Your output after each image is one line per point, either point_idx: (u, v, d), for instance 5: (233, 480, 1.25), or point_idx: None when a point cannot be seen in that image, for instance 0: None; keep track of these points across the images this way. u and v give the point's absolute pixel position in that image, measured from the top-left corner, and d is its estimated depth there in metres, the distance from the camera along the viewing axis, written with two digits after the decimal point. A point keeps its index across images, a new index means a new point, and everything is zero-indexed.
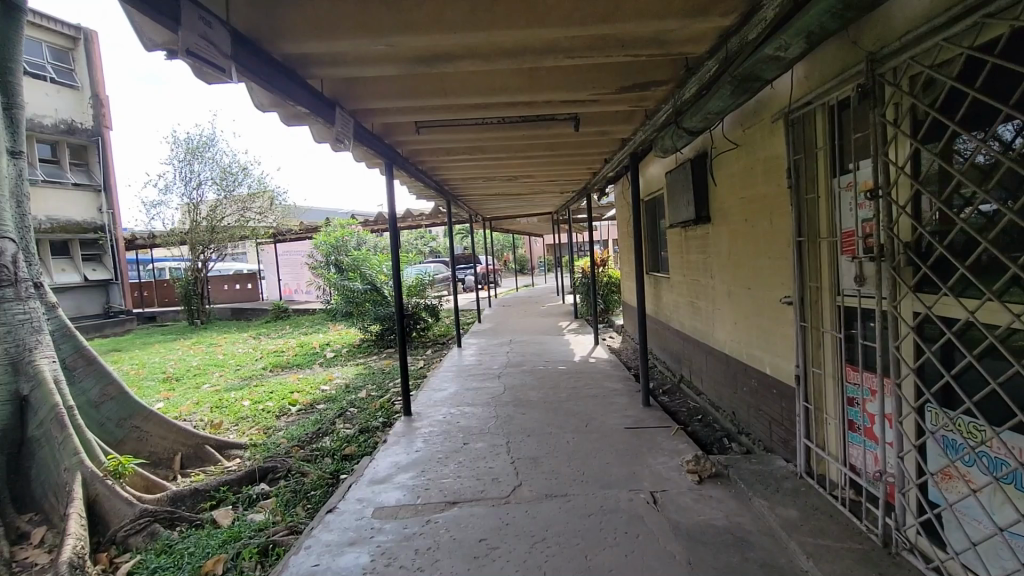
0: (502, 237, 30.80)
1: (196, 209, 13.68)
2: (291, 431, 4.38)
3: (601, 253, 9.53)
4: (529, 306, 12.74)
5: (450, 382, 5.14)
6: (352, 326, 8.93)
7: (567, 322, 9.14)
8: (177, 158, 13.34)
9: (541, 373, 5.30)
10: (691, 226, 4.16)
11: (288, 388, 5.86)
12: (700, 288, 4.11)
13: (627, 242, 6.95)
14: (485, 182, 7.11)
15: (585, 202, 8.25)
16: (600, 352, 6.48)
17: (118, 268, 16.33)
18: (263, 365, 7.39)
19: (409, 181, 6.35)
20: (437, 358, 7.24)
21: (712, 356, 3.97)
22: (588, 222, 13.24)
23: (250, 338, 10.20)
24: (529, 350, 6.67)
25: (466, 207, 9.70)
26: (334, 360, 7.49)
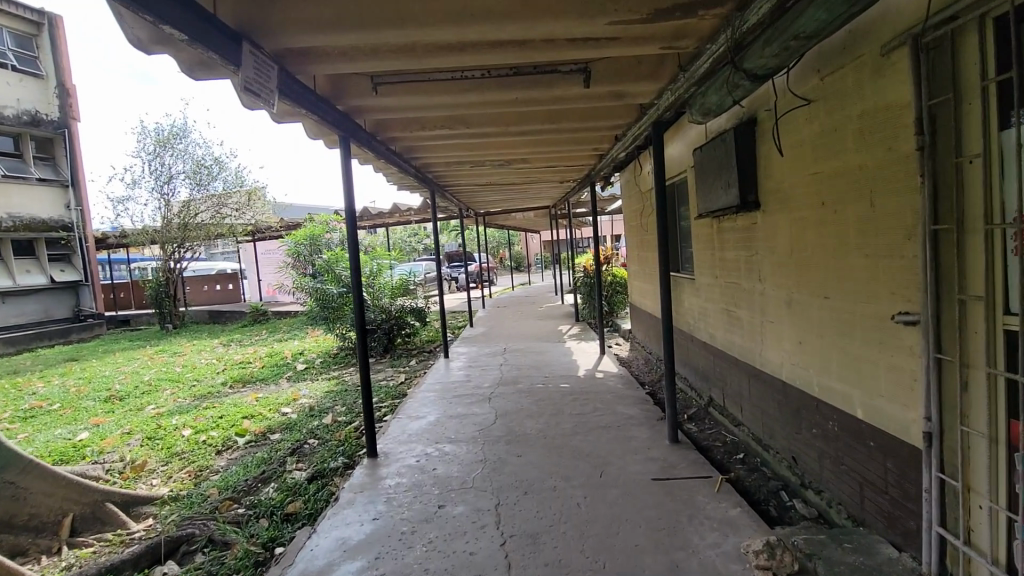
0: (497, 234, 29.94)
1: (167, 205, 12.74)
2: (227, 477, 3.49)
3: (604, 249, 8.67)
4: (526, 307, 11.87)
5: (431, 407, 4.26)
6: (327, 333, 8.04)
7: (567, 326, 8.28)
8: (146, 150, 12.37)
9: (540, 394, 4.43)
10: (728, 216, 3.30)
11: (240, 411, 4.96)
12: (741, 294, 3.26)
13: (639, 238, 6.09)
14: (474, 170, 6.21)
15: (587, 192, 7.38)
16: (607, 364, 5.62)
17: (88, 269, 15.38)
18: (222, 380, 6.49)
19: (385, 167, 5.46)
20: (421, 371, 6.36)
21: (758, 379, 3.12)
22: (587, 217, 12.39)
23: (218, 345, 9.28)
24: (525, 363, 5.80)
25: (455, 199, 8.80)
26: (304, 373, 6.60)
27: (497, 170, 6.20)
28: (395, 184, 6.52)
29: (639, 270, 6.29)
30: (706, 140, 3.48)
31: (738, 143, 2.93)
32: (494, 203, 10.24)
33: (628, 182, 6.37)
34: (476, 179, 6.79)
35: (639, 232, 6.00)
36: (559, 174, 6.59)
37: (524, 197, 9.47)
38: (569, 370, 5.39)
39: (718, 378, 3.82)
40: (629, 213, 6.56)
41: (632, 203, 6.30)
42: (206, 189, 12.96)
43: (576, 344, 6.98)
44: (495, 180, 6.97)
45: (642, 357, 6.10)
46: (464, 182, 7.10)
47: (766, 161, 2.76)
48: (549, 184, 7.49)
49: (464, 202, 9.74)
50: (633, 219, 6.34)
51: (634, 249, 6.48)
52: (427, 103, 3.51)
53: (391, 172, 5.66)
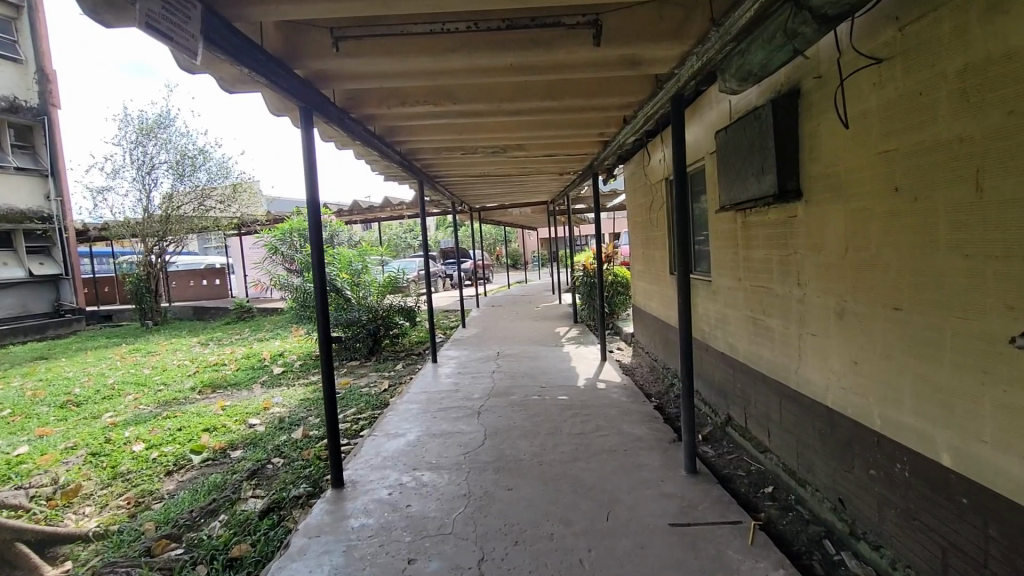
0: (494, 231, 29.48)
1: (149, 196, 12.20)
2: (169, 508, 2.97)
3: (606, 247, 8.20)
4: (522, 306, 11.36)
5: (412, 423, 3.76)
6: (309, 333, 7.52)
7: (564, 328, 7.82)
8: (126, 139, 11.75)
9: (536, 408, 3.93)
10: (759, 208, 2.82)
11: (201, 424, 4.44)
12: (772, 301, 2.78)
13: (644, 235, 5.61)
14: (467, 159, 5.69)
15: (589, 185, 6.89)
16: (609, 372, 5.15)
17: (69, 262, 14.86)
18: (191, 385, 5.97)
19: (367, 154, 4.96)
20: (407, 376, 5.86)
21: (792, 401, 2.65)
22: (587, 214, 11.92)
23: (195, 345, 8.74)
24: (519, 369, 5.32)
25: (448, 191, 8.30)
26: (280, 379, 6.08)
27: (491, 160, 5.69)
28: (381, 174, 6.01)
29: (644, 269, 5.81)
30: (734, 119, 3.00)
31: (775, 120, 2.45)
32: (489, 196, 9.71)
33: (634, 174, 5.89)
34: (469, 169, 6.28)
35: (646, 228, 5.53)
36: (559, 165, 6.10)
37: (522, 190, 8.97)
38: (567, 378, 4.92)
39: (739, 395, 3.34)
40: (634, 207, 6.08)
41: (638, 196, 5.82)
42: (190, 181, 12.42)
43: (575, 348, 6.49)
44: (491, 171, 6.47)
45: (646, 365, 5.62)
46: (457, 173, 6.58)
47: (815, 140, 2.28)
48: (548, 176, 6.98)
49: (458, 195, 9.20)
50: (639, 215, 5.86)
51: (639, 247, 6.00)
52: (408, 75, 3.02)
53: (374, 159, 5.14)
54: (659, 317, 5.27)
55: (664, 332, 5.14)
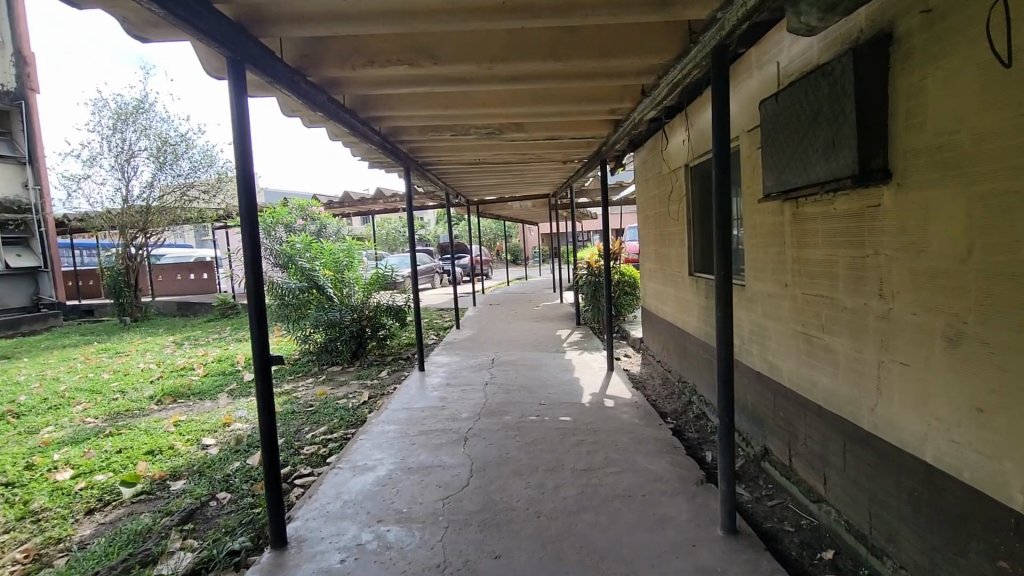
0: (493, 226, 28.88)
1: (127, 185, 11.59)
2: (70, 567, 2.37)
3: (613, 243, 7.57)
4: (521, 305, 10.75)
5: (387, 453, 3.15)
6: (288, 335, 6.90)
7: (566, 331, 7.22)
8: (103, 125, 11.17)
9: (534, 434, 3.33)
10: (820, 196, 2.21)
11: (145, 447, 3.83)
12: (834, 314, 2.18)
13: (658, 229, 5.01)
14: (460, 145, 5.05)
15: (595, 176, 6.28)
16: (617, 385, 4.55)
17: (49, 254, 14.26)
18: (151, 394, 5.36)
19: (343, 137, 4.33)
20: (391, 386, 5.26)
21: (864, 445, 2.06)
22: (590, 208, 11.31)
23: (168, 346, 8.12)
24: (516, 381, 4.72)
25: (441, 182, 7.68)
26: (249, 388, 5.47)
27: (485, 146, 5.07)
28: (363, 160, 5.38)
29: (657, 269, 5.21)
30: (786, 82, 2.39)
31: (855, 77, 1.85)
32: (486, 188, 9.08)
33: (646, 162, 5.29)
34: (463, 157, 5.65)
35: (660, 221, 4.92)
36: (563, 153, 5.49)
37: (522, 181, 8.35)
38: (570, 392, 4.32)
39: (778, 424, 2.75)
40: (646, 198, 5.48)
41: (651, 186, 5.22)
42: (173, 170, 11.82)
43: (579, 355, 5.88)
44: (488, 159, 5.86)
45: (659, 375, 5.03)
46: (450, 162, 5.95)
47: (918, 99, 1.67)
48: (551, 164, 6.36)
49: (452, 187, 8.57)
50: (651, 207, 5.26)
51: (651, 244, 5.40)
52: (376, 23, 2.40)
53: (353, 142, 4.50)
54: (675, 323, 4.67)
55: (679, 340, 4.55)
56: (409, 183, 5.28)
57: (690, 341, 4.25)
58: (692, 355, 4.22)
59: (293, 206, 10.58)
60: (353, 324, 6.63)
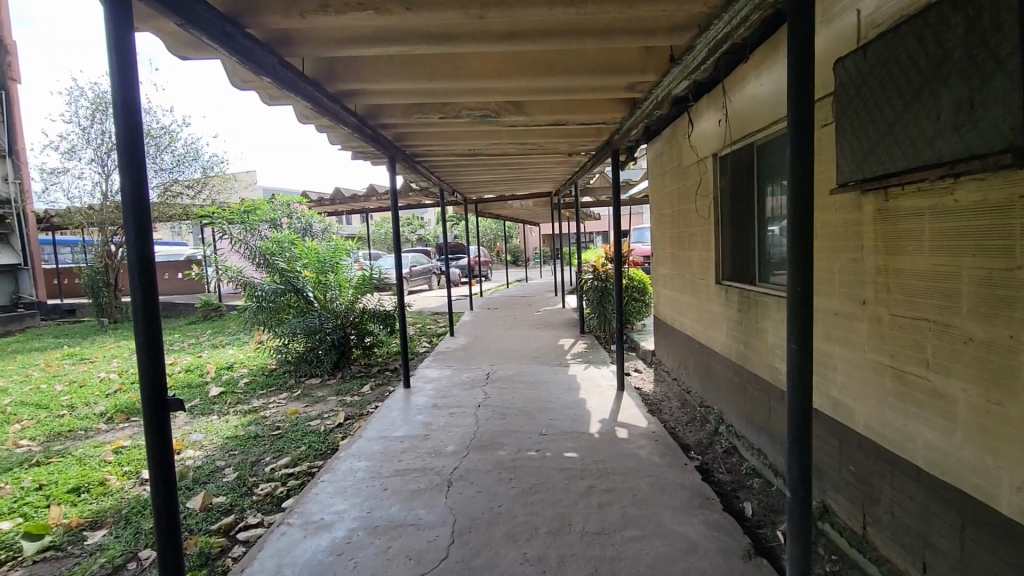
0: (494, 226, 28.32)
1: (108, 179, 11.01)
2: None
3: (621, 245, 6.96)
4: (520, 310, 10.14)
5: (350, 503, 2.55)
6: (264, 342, 6.29)
7: (569, 341, 6.61)
8: (83, 115, 10.60)
9: (532, 478, 2.72)
10: (928, 183, 1.61)
11: (70, 483, 3.24)
12: (950, 347, 1.57)
13: (676, 230, 4.40)
14: (452, 134, 4.44)
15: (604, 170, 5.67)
16: (629, 409, 3.94)
17: (30, 251, 13.68)
18: (101, 411, 4.77)
19: (313, 120, 3.73)
20: (372, 405, 4.65)
21: (1001, 537, 1.44)
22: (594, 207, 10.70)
23: (139, 351, 7.51)
24: (512, 402, 4.12)
25: (435, 178, 7.07)
26: (213, 404, 4.86)
27: (481, 135, 4.45)
28: (344, 149, 4.78)
29: (673, 275, 4.60)
30: (874, 32, 1.78)
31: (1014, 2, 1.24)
32: (484, 185, 8.49)
33: (664, 154, 4.69)
34: (457, 148, 5.04)
35: (678, 220, 4.31)
36: (569, 145, 4.88)
37: (524, 177, 7.74)
38: (575, 418, 3.72)
39: (845, 481, 2.14)
40: (662, 195, 4.87)
41: (669, 181, 4.61)
42: (156, 163, 11.24)
43: (584, 369, 5.27)
44: (486, 151, 5.25)
45: (675, 396, 4.42)
46: (443, 154, 5.35)
47: None
48: (554, 158, 5.75)
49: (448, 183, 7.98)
50: (668, 205, 4.66)
51: (666, 247, 4.79)
52: None
53: (327, 126, 3.90)
54: (696, 338, 4.06)
55: (702, 358, 3.93)
56: (394, 176, 4.68)
57: (716, 360, 3.64)
58: (719, 377, 3.60)
59: (278, 202, 10.09)
60: (335, 332, 6.02)
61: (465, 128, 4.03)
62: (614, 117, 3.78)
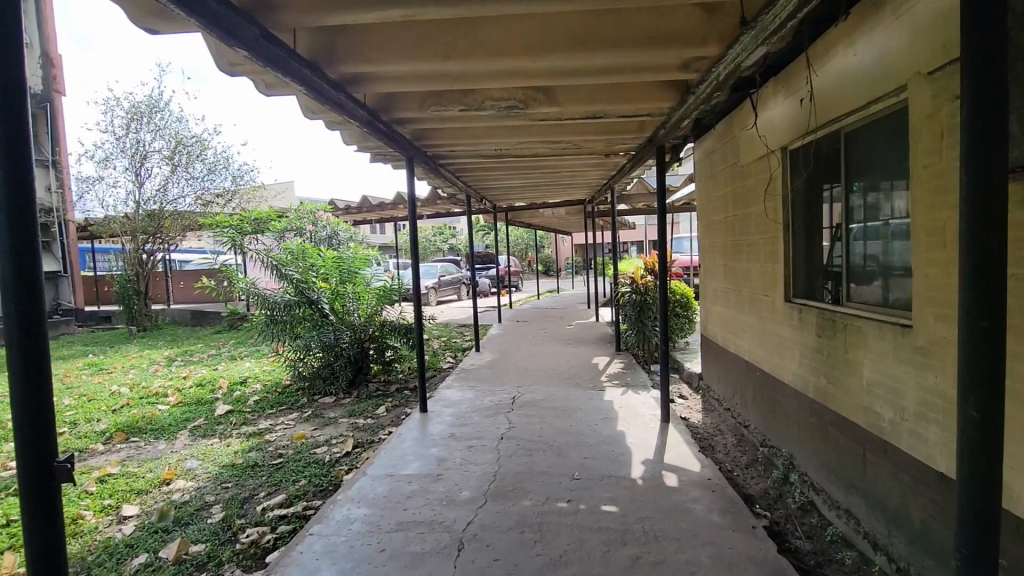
0: (525, 235, 27.90)
1: (141, 187, 11.03)
2: None
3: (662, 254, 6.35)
4: (551, 323, 9.61)
5: (339, 570, 2.08)
6: (278, 356, 5.94)
7: (603, 360, 6.05)
8: (118, 124, 10.66)
9: (563, 541, 2.22)
10: None
11: (40, 520, 2.88)
12: None
13: (732, 238, 3.84)
14: (476, 132, 4.00)
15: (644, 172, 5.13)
16: (678, 446, 3.38)
17: (69, 258, 13.92)
18: (102, 431, 4.47)
19: (320, 114, 3.33)
20: (385, 430, 4.20)
21: None
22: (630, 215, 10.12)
23: (157, 362, 7.30)
24: (541, 433, 3.60)
25: (461, 182, 6.64)
26: (218, 425, 4.50)
27: (509, 131, 4.00)
28: (361, 149, 4.39)
29: (727, 289, 4.03)
30: None
31: None
32: (515, 191, 8.03)
33: (716, 153, 4.14)
34: (483, 148, 4.60)
35: (734, 228, 3.76)
36: (606, 144, 4.38)
37: (556, 183, 7.24)
38: (614, 457, 3.18)
39: None
40: (713, 200, 4.32)
41: (722, 183, 4.06)
42: (188, 171, 11.20)
43: (621, 394, 4.71)
44: (515, 152, 4.79)
45: (729, 430, 3.83)
46: (468, 155, 4.91)
47: None
48: (590, 159, 5.25)
49: (477, 189, 7.54)
50: (721, 211, 4.10)
51: (718, 258, 4.23)
52: None
53: (337, 122, 3.50)
54: (756, 364, 3.48)
55: (764, 388, 3.35)
56: (412, 178, 4.25)
57: (784, 392, 3.06)
58: (788, 412, 3.02)
59: (303, 211, 9.94)
60: (351, 347, 5.61)
61: (490, 123, 3.58)
62: (660, 108, 3.28)
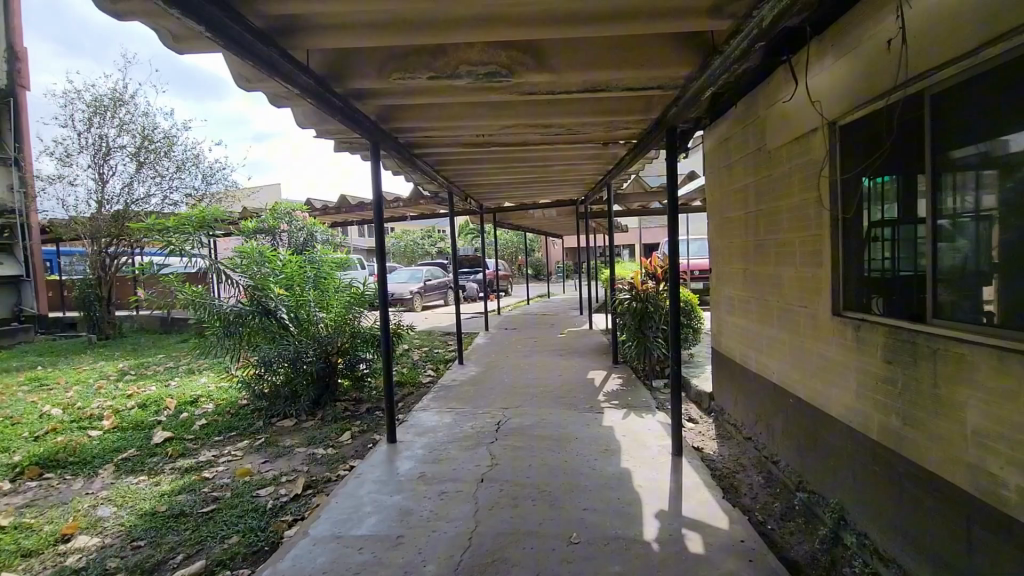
0: (514, 238, 27.35)
1: (103, 186, 10.27)
2: None
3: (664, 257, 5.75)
4: (541, 331, 9.00)
5: None
6: (232, 372, 5.25)
7: (600, 375, 5.45)
8: (79, 118, 9.93)
9: None
10: None
11: None
12: None
13: (755, 236, 3.26)
14: (454, 111, 3.38)
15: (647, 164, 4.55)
16: (696, 490, 2.77)
17: (31, 261, 13.07)
18: (10, 465, 3.77)
19: (257, 84, 2.70)
20: (346, 465, 3.56)
21: None
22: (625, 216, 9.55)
23: (105, 377, 6.57)
24: (531, 473, 2.98)
25: (444, 178, 6.02)
26: (150, 457, 3.82)
27: (493, 111, 3.39)
28: (321, 134, 3.76)
29: (748, 298, 3.45)
30: None
31: None
32: (503, 188, 7.40)
33: (735, 138, 3.55)
34: (462, 134, 3.97)
35: (759, 224, 3.17)
36: (604, 129, 3.78)
37: (547, 178, 6.61)
38: (622, 507, 2.57)
39: None
40: (729, 193, 3.73)
41: (742, 173, 3.47)
42: (155, 169, 10.45)
43: (623, 417, 4.11)
44: (499, 139, 4.16)
45: (753, 465, 3.24)
46: (446, 143, 4.28)
47: None
48: (587, 150, 4.65)
49: (461, 185, 6.88)
50: (739, 205, 3.51)
51: (736, 260, 3.64)
52: None
53: (282, 95, 2.87)
54: (789, 389, 2.90)
55: (802, 419, 2.76)
56: (378, 168, 3.62)
57: (832, 427, 2.47)
58: (838, 453, 2.43)
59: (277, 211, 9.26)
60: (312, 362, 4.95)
61: (470, 97, 2.97)
62: (676, 77, 2.69)
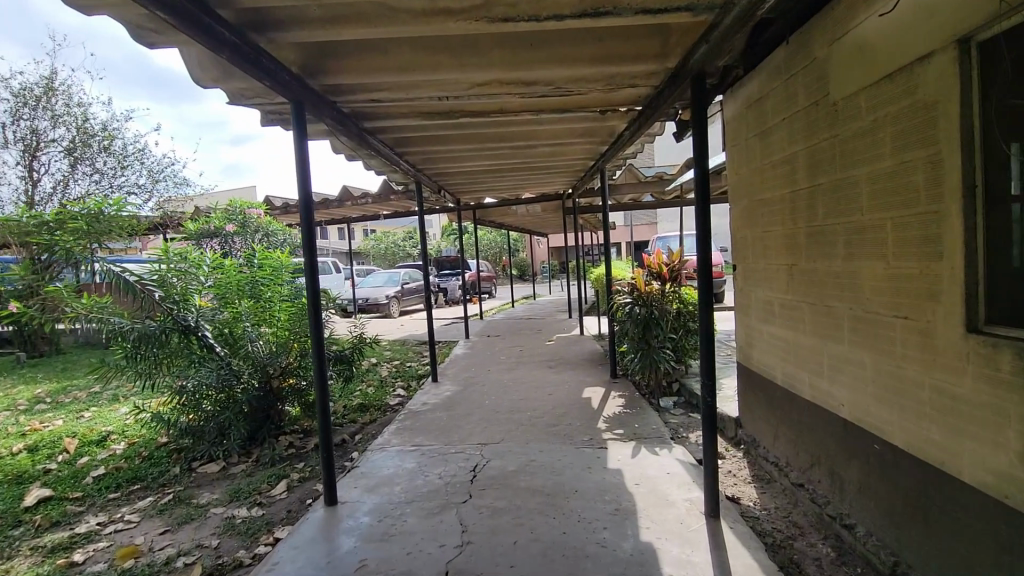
0: (497, 237, 26.47)
1: (35, 185, 9.13)
2: None
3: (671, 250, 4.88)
4: (528, 338, 8.13)
5: None
6: (146, 405, 4.23)
7: (597, 394, 4.61)
8: (4, 109, 8.80)
9: None
10: None
11: None
12: None
13: (811, 219, 2.46)
14: (405, 58, 2.52)
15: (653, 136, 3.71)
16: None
17: None
18: None
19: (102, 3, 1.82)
20: (269, 537, 2.64)
21: None
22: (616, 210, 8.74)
23: (11, 407, 5.52)
24: (518, 555, 2.12)
25: (410, 164, 5.14)
26: (8, 530, 2.87)
27: (455, 58, 2.52)
28: (231, 97, 2.85)
29: (797, 301, 2.63)
30: None
31: None
32: (480, 177, 6.49)
33: (772, 96, 2.76)
34: (421, 98, 3.09)
35: (822, 203, 2.36)
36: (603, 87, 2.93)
37: (530, 163, 5.70)
38: None
39: None
40: (763, 169, 2.94)
41: (783, 139, 2.69)
42: (93, 164, 9.31)
43: (631, 452, 3.26)
44: (469, 106, 3.28)
45: (813, 527, 2.42)
46: (403, 113, 3.40)
47: None
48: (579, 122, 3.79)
49: (430, 174, 5.93)
50: (781, 181, 2.72)
51: (776, 253, 2.84)
52: None
53: (148, 25, 1.99)
54: (874, 431, 2.09)
55: (900, 476, 1.95)
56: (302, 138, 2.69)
57: (966, 498, 1.65)
58: (977, 540, 1.61)
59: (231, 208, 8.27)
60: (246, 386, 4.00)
61: (422, 30, 2.12)
62: None
